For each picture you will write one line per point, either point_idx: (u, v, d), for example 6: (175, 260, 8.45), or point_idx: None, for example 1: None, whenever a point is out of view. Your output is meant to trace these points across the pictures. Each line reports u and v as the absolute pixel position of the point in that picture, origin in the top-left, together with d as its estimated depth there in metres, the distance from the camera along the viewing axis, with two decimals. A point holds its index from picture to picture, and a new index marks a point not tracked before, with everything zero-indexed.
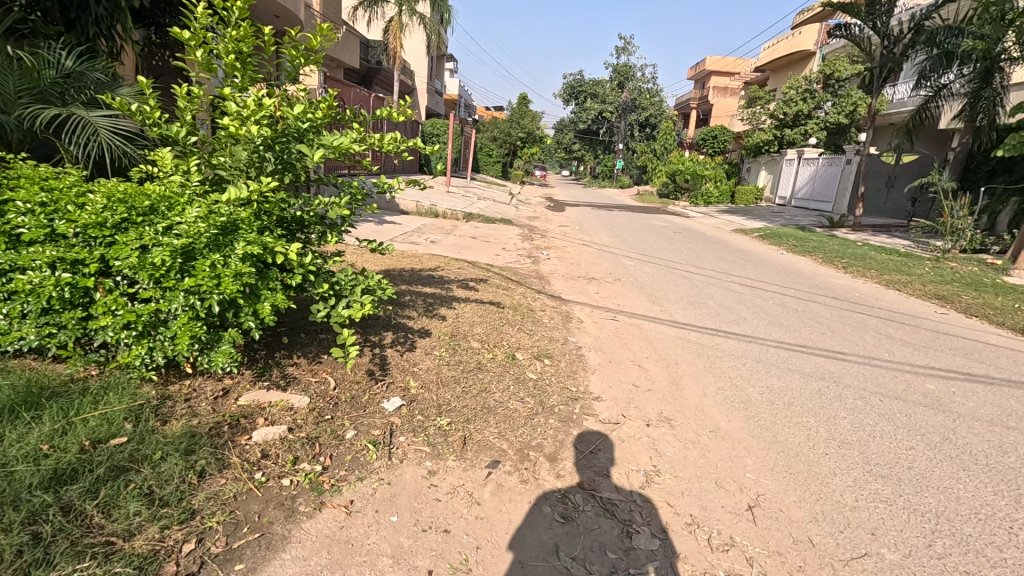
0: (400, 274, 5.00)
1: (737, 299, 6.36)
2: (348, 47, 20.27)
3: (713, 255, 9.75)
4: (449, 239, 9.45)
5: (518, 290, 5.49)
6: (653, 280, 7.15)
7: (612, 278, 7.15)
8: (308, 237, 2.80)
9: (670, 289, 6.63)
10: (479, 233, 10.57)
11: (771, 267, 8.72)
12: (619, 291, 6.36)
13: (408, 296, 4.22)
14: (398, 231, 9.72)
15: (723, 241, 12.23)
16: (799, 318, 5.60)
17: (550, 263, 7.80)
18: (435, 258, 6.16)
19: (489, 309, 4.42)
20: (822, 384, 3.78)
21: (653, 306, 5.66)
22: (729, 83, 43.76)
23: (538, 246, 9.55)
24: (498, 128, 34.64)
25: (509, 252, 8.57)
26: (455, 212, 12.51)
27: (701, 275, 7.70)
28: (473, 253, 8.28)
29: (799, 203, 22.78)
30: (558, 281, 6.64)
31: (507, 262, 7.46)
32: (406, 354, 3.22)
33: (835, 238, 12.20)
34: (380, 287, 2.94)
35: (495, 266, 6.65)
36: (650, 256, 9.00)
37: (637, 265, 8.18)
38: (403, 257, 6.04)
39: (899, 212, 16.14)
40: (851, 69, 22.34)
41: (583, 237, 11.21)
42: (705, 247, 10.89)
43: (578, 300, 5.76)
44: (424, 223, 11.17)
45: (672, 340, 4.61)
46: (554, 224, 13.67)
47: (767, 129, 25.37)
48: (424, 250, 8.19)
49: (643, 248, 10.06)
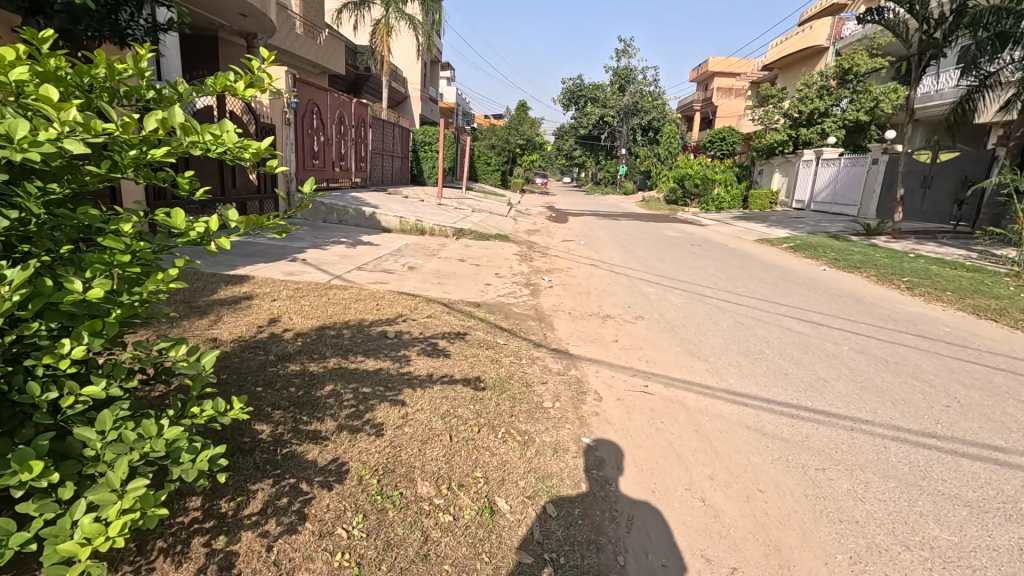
0: (339, 339, 3.49)
1: (801, 344, 4.82)
2: (331, 52, 19.02)
3: (746, 275, 8.23)
4: (433, 263, 7.97)
5: (508, 348, 3.97)
6: (686, 315, 5.64)
7: (632, 313, 5.63)
8: (34, 344, 1.29)
9: (710, 331, 5.10)
10: (469, 254, 9.09)
11: (822, 291, 7.17)
12: (645, 337, 4.83)
13: (328, 388, 2.67)
14: (372, 255, 8.24)
15: (751, 255, 10.65)
16: (898, 377, 4.02)
17: (552, 295, 6.29)
18: (401, 301, 4.66)
19: (459, 397, 2.88)
20: (1017, 536, 2.23)
21: (695, 364, 4.13)
22: (733, 84, 42.43)
23: (537, 269, 8.06)
24: (496, 135, 33.29)
25: (503, 280, 7.06)
26: (444, 229, 11.03)
27: (742, 307, 6.16)
28: (458, 281, 6.77)
29: (819, 207, 21.20)
30: (563, 323, 5.12)
31: (498, 296, 5.98)
32: (279, 545, 1.68)
33: (879, 249, 10.66)
34: (194, 453, 1.36)
35: (483, 307, 5.13)
36: (673, 281, 7.48)
37: (660, 293, 6.64)
38: (357, 302, 4.54)
39: (940, 215, 14.55)
40: (870, 63, 20.92)
41: (591, 255, 9.66)
42: (734, 263, 9.37)
43: (591, 355, 4.24)
44: (407, 243, 9.68)
45: (739, 432, 3.06)
46: (557, 238, 12.19)
47: (780, 129, 23.92)
48: (397, 280, 6.71)
49: (662, 268, 8.54)
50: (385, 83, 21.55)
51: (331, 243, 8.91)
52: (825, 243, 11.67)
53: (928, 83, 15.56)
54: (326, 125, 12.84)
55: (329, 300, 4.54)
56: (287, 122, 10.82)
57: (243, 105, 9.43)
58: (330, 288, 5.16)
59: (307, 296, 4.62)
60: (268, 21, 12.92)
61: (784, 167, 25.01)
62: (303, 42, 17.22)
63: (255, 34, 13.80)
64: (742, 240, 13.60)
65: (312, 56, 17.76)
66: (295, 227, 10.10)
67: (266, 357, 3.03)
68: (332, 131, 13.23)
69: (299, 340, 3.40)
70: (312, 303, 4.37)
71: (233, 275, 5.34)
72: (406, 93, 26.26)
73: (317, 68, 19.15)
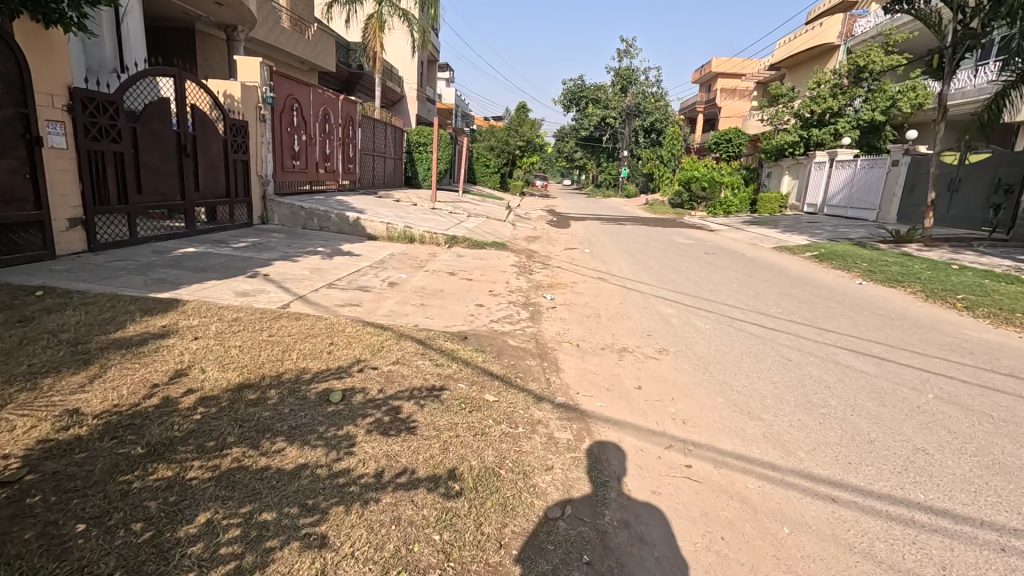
0: (257, 406, 2.46)
1: (873, 390, 3.80)
2: (321, 48, 18.04)
3: (777, 291, 7.23)
4: (418, 277, 6.97)
5: (499, 408, 2.96)
6: (719, 349, 4.64)
7: (654, 345, 4.62)
8: None
9: (754, 372, 4.09)
10: (461, 264, 8.11)
11: (869, 312, 6.17)
12: (675, 382, 3.82)
13: (199, 519, 1.67)
14: (350, 268, 7.24)
15: (773, 265, 9.63)
16: (1019, 446, 3.02)
17: (555, 321, 5.29)
18: (365, 337, 3.66)
19: (417, 520, 1.87)
20: None
21: (749, 427, 3.12)
22: (737, 84, 41.55)
23: (538, 284, 7.07)
24: (494, 137, 32.38)
25: (497, 299, 6.08)
26: (435, 236, 10.03)
27: (783, 335, 5.17)
28: (443, 300, 5.76)
29: (833, 210, 20.25)
30: (569, 361, 4.11)
31: (491, 322, 4.98)
32: None
33: (914, 258, 9.69)
34: None
35: (471, 341, 4.13)
36: (695, 300, 6.48)
37: (682, 316, 5.65)
38: (307, 339, 3.54)
39: (971, 220, 13.53)
40: (886, 61, 19.98)
41: (597, 267, 8.65)
42: (759, 275, 8.38)
43: (609, 413, 3.22)
44: (391, 254, 8.68)
45: (841, 561, 2.05)
46: (558, 246, 11.21)
47: (790, 130, 22.96)
48: (374, 299, 5.72)
49: (679, 283, 7.54)
50: (378, 81, 20.57)
51: (306, 254, 7.93)
52: (851, 251, 10.69)
53: (962, 79, 14.61)
54: (308, 123, 11.87)
55: (271, 337, 3.53)
56: (262, 118, 9.84)
57: (211, 99, 8.45)
58: (281, 316, 4.15)
59: (243, 332, 3.60)
60: (245, 11, 11.97)
61: (795, 169, 24.03)
62: (289, 36, 16.26)
63: (235, 26, 12.94)
64: (758, 247, 12.64)
65: (299, 52, 16.80)
66: (269, 234, 9.13)
67: (129, 450, 2.01)
68: (316, 129, 12.26)
69: (200, 412, 2.37)
70: (245, 342, 3.36)
71: (164, 300, 4.33)
72: (401, 93, 25.33)
73: (306, 65, 18.16)
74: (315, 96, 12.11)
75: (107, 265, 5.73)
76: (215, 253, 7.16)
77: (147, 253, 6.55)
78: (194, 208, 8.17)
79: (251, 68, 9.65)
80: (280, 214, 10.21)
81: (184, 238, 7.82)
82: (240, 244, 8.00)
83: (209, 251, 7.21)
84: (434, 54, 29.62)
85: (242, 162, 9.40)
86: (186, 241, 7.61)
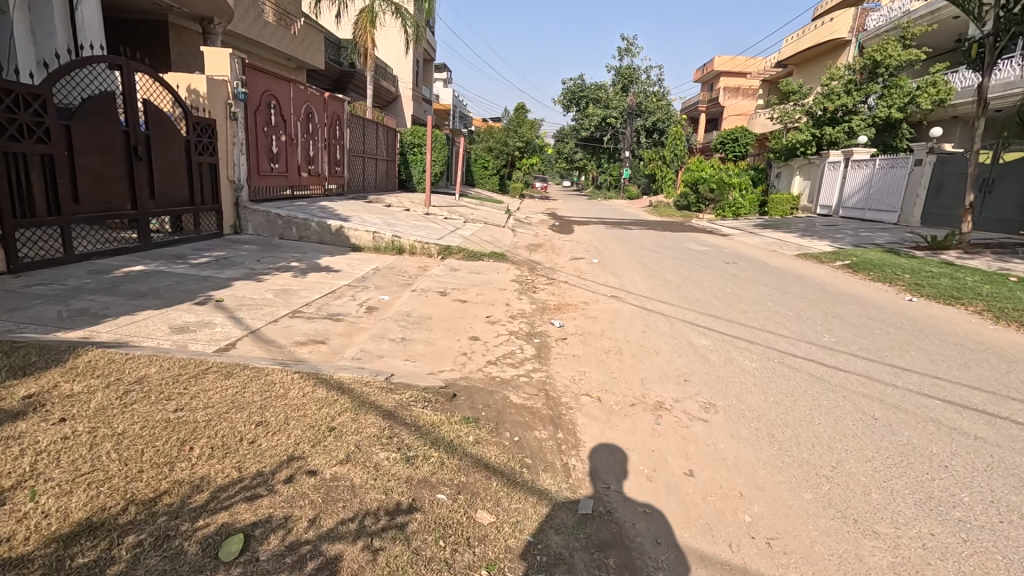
0: None
1: (1008, 473, 2.78)
2: (308, 45, 17.09)
3: (821, 312, 6.22)
4: (403, 299, 5.97)
5: (498, 541, 1.95)
6: (780, 402, 3.64)
7: (696, 399, 3.62)
8: None
9: (838, 442, 3.08)
10: (455, 280, 7.13)
11: (940, 340, 5.15)
12: (739, 463, 2.80)
13: None
14: (325, 287, 6.25)
15: (804, 277, 8.62)
16: None
17: (568, 362, 4.27)
18: (315, 409, 2.63)
19: None
20: None
21: (869, 556, 2.12)
22: (739, 83, 40.74)
23: (543, 306, 6.07)
24: (492, 137, 31.46)
25: (496, 328, 5.08)
26: (426, 246, 9.03)
27: (850, 377, 4.16)
28: (431, 332, 4.74)
29: (848, 212, 19.32)
30: (591, 430, 3.08)
31: (488, 365, 3.98)
32: None
33: (959, 269, 8.71)
34: None
35: (461, 403, 3.12)
36: (731, 327, 5.47)
37: (722, 351, 4.64)
38: (230, 415, 2.51)
39: (1007, 223, 12.54)
40: (904, 55, 19.01)
41: (610, 282, 7.65)
42: (793, 292, 7.39)
43: (658, 530, 2.23)
44: (376, 268, 7.67)
45: None
46: (563, 255, 10.24)
47: (802, 128, 22.04)
48: (346, 330, 4.72)
49: (706, 303, 6.52)
50: (370, 79, 19.55)
51: (277, 271, 6.91)
52: (887, 260, 9.70)
53: (999, 72, 13.92)
54: (288, 122, 10.87)
55: (176, 412, 2.50)
56: (233, 117, 8.85)
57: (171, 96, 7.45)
58: (210, 368, 3.11)
59: (140, 403, 2.56)
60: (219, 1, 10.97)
61: (806, 169, 23.04)
62: (272, 30, 15.22)
63: (210, 18, 11.92)
64: (780, 255, 11.63)
65: (284, 48, 15.81)
66: (239, 247, 8.12)
67: None
68: (297, 129, 11.25)
69: None
70: (133, 426, 2.33)
71: (60, 346, 3.31)
72: (395, 92, 24.34)
73: (292, 62, 17.18)
74: (297, 93, 11.15)
75: (21, 292, 4.73)
76: (168, 272, 6.15)
77: (81, 274, 5.54)
78: (149, 219, 7.17)
79: (219, 60, 8.63)
80: (255, 223, 9.21)
81: (135, 254, 6.82)
82: (202, 259, 7.01)
83: (160, 268, 6.20)
84: (429, 52, 28.55)
85: (209, 165, 8.39)
86: (136, 257, 6.60)
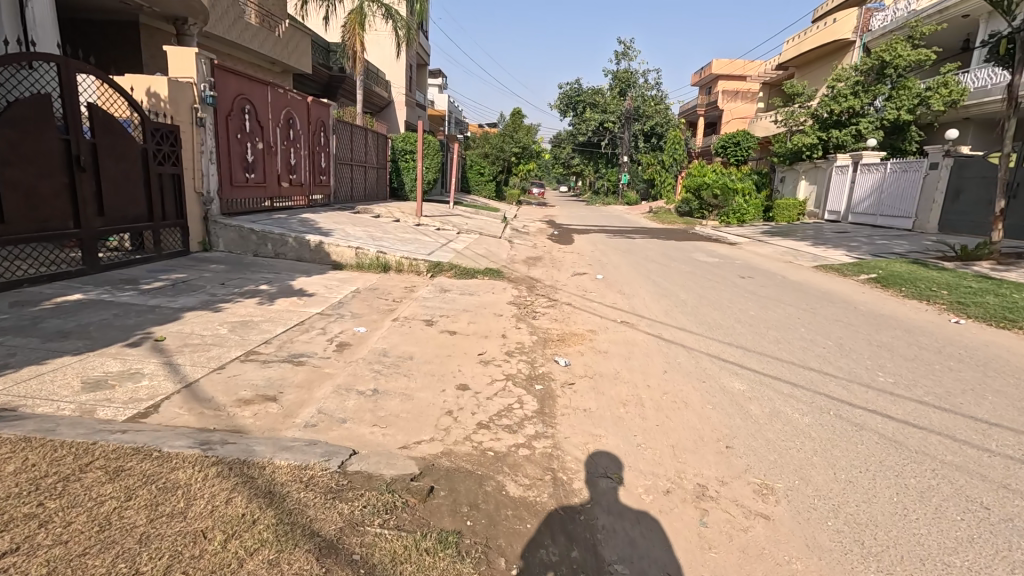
0: None
1: None
2: (293, 48, 16.32)
3: (864, 341, 5.42)
4: (383, 330, 5.16)
5: None
6: (855, 481, 2.82)
7: (748, 480, 2.79)
8: None
9: (954, 554, 2.27)
10: (443, 305, 6.30)
11: (1017, 380, 4.33)
12: None
13: None
14: (293, 317, 5.43)
15: (830, 295, 7.82)
16: None
17: (580, 420, 3.45)
18: (217, 545, 1.81)
19: None
20: None
21: None
22: (738, 87, 40.20)
23: (544, 338, 5.25)
24: (488, 143, 30.65)
25: (489, 370, 4.26)
26: (414, 263, 8.23)
27: (930, 437, 3.34)
28: (411, 380, 3.90)
29: (858, 218, 18.61)
30: (618, 542, 2.27)
31: (477, 431, 3.16)
32: None
33: (1000, 283, 7.93)
34: None
35: (439, 507, 2.30)
36: (766, 364, 4.65)
37: (764, 402, 3.83)
38: (82, 563, 1.67)
39: None
40: (913, 55, 18.30)
41: (618, 303, 6.85)
42: (824, 314, 6.60)
43: None
44: (356, 291, 6.85)
45: None
46: (564, 270, 9.44)
47: (807, 131, 21.30)
48: (309, 376, 3.90)
49: (731, 330, 5.70)
50: (360, 83, 18.77)
51: (242, 296, 6.07)
52: (917, 272, 8.92)
53: None
54: (266, 128, 10.05)
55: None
56: (200, 122, 8.06)
57: (124, 98, 6.65)
58: (93, 461, 2.28)
59: None
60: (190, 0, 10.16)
61: (812, 173, 22.32)
62: (255, 33, 14.44)
63: (184, 18, 11.08)
64: (796, 266, 10.83)
65: (266, 51, 15.01)
66: (204, 266, 7.29)
67: None
68: (276, 136, 10.44)
69: None
70: None
71: None
72: (387, 97, 23.56)
73: (277, 66, 16.38)
74: (276, 97, 10.36)
75: None
76: (110, 301, 5.31)
77: (1, 308, 4.71)
78: (97, 239, 6.33)
79: (185, 60, 7.84)
80: (226, 238, 8.37)
81: (79, 279, 5.99)
82: (156, 283, 6.19)
83: (102, 298, 5.37)
84: (421, 56, 27.79)
85: (171, 175, 7.57)
86: (77, 284, 5.77)
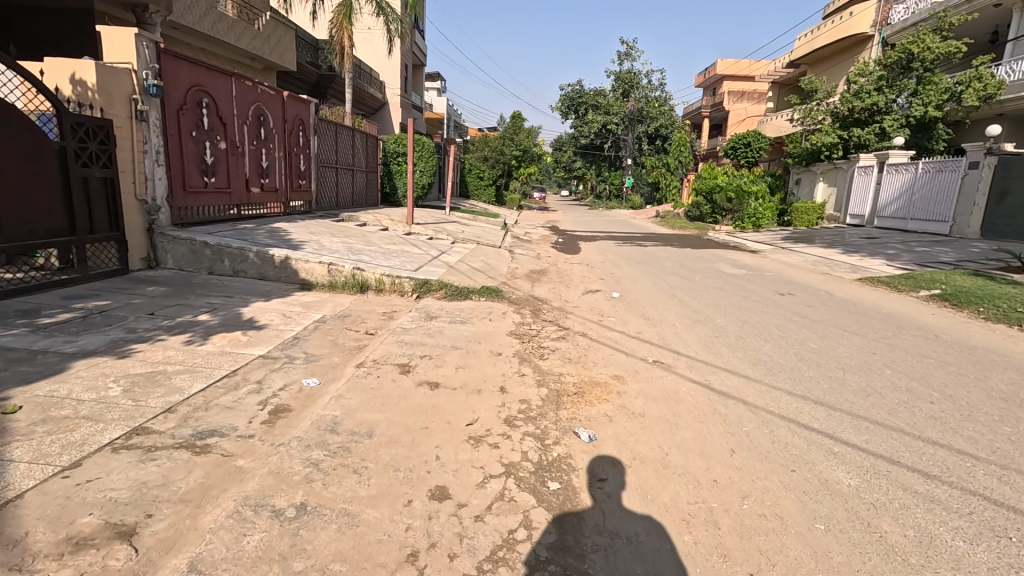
0: None
1: None
2: (274, 43, 15.09)
3: (981, 391, 4.07)
4: (340, 383, 3.83)
5: None
6: None
7: None
8: None
9: None
10: (427, 339, 4.99)
11: None
12: None
13: None
14: (226, 362, 4.12)
15: (896, 317, 6.51)
16: None
17: (626, 569, 2.12)
18: None
19: None
20: None
21: None
22: (745, 88, 39.03)
23: (556, 390, 3.92)
24: (487, 146, 28.82)
25: (478, 454, 2.92)
26: (398, 281, 6.93)
27: None
28: (360, 483, 2.57)
29: (885, 222, 17.32)
30: None
31: None
32: None
33: None
34: None
35: None
36: (871, 435, 3.31)
37: (902, 515, 2.50)
38: None
39: None
40: (943, 47, 16.94)
41: (645, 333, 5.52)
42: (904, 346, 5.25)
43: None
44: (321, 319, 5.55)
45: None
46: (575, 287, 8.12)
47: (827, 129, 19.93)
48: (208, 475, 2.58)
49: (798, 375, 4.36)
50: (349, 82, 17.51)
51: (168, 332, 4.74)
52: (988, 288, 7.59)
53: None
54: (229, 125, 8.75)
55: None
56: (141, 116, 6.78)
57: (31, 82, 5.36)
58: None
59: None
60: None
61: (831, 175, 20.99)
62: (230, 25, 13.20)
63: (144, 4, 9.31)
64: (838, 279, 9.49)
65: (244, 45, 13.76)
66: (139, 289, 5.99)
67: None
68: (242, 135, 9.15)
69: None
70: None
71: None
72: (380, 98, 22.29)
73: (257, 62, 15.14)
74: (243, 89, 9.08)
75: None
76: None
77: None
78: None
79: (120, 43, 6.58)
80: (175, 253, 7.07)
81: None
82: (64, 315, 4.91)
83: None
84: (417, 56, 26.55)
85: (101, 179, 6.26)
86: None
